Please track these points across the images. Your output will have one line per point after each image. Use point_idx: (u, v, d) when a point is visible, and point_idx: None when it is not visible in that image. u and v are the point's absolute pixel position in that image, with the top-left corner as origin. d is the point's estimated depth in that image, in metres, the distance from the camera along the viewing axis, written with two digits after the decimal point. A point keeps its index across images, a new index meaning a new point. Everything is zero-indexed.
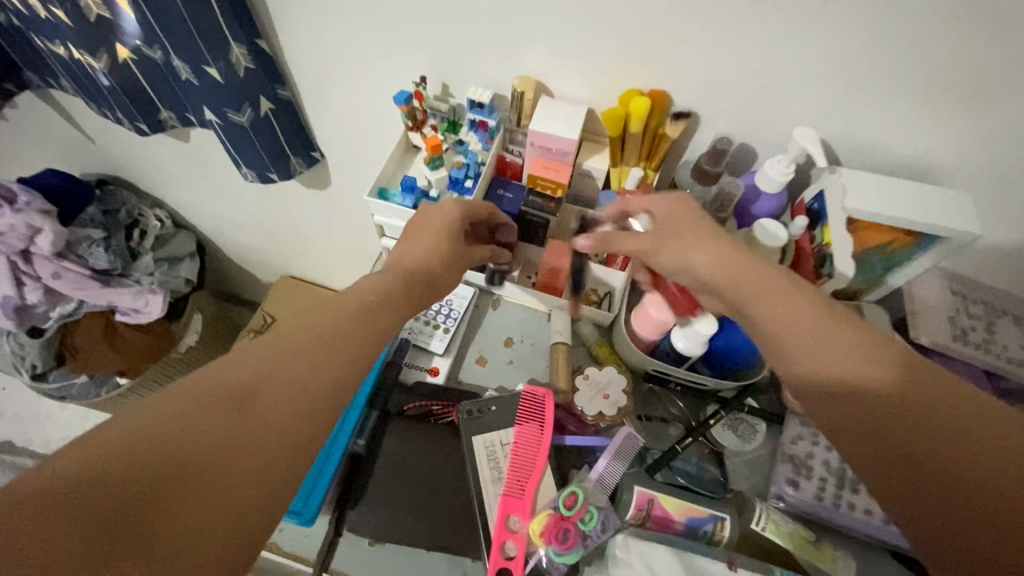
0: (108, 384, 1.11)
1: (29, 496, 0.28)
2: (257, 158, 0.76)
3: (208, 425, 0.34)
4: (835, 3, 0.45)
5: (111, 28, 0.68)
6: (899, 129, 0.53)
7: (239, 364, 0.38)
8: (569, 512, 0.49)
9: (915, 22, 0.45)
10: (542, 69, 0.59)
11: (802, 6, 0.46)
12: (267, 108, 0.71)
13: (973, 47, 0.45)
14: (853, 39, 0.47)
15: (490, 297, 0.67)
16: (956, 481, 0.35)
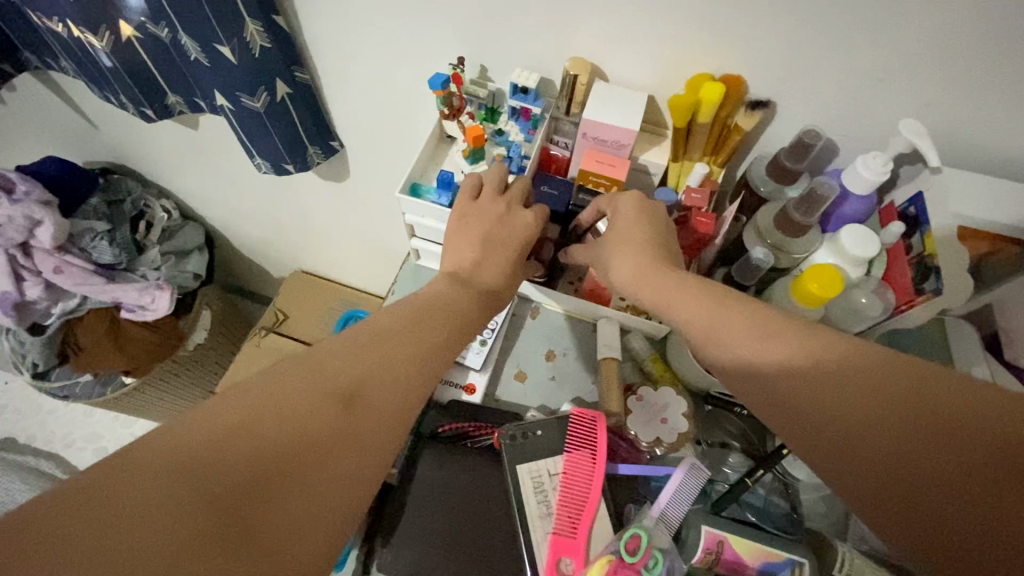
0: (112, 383, 1.05)
1: (109, 489, 0.25)
2: (272, 147, 0.70)
3: (315, 413, 0.32)
4: None
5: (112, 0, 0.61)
6: (1012, 125, 0.46)
7: (338, 357, 0.35)
8: (633, 558, 0.43)
9: None
10: (597, 50, 0.52)
11: None
12: (284, 92, 0.64)
13: None
14: (983, 16, 0.40)
15: (529, 305, 0.61)
16: (897, 453, 0.32)
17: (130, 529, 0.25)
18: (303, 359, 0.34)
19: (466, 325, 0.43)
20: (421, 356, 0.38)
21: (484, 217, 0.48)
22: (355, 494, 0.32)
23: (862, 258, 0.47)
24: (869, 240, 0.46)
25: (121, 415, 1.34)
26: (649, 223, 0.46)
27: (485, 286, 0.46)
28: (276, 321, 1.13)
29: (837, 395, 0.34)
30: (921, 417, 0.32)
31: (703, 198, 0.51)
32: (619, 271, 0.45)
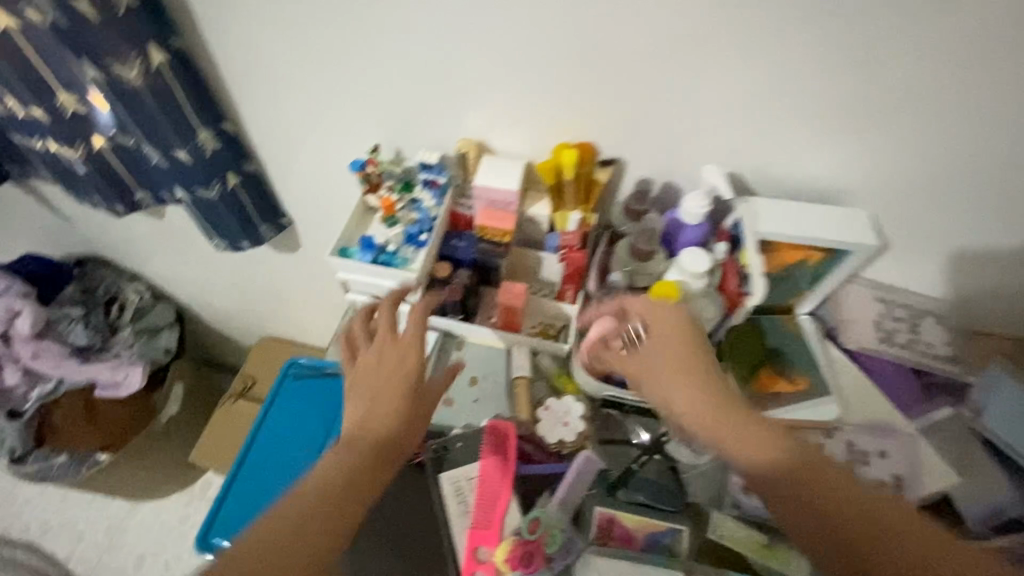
0: (88, 462, 1.09)
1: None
2: (229, 228, 0.82)
3: (301, 518, 0.42)
4: (712, 55, 0.54)
5: (88, 122, 0.74)
6: (791, 155, 0.62)
7: (334, 464, 0.46)
8: (532, 537, 0.52)
9: (776, 64, 0.54)
10: (482, 129, 0.67)
11: (685, 59, 0.55)
12: (235, 182, 0.76)
13: (827, 81, 0.55)
14: (736, 81, 0.56)
15: (454, 340, 0.71)
16: (882, 542, 0.41)
17: None
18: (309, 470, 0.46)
19: (382, 454, 0.47)
20: (386, 454, 0.47)
21: (366, 370, 0.51)
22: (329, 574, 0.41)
23: (700, 273, 0.59)
24: (701, 259, 0.58)
25: (97, 499, 1.37)
26: (683, 337, 0.51)
27: (377, 435, 0.48)
28: (246, 386, 1.22)
29: (836, 505, 0.43)
30: (885, 516, 0.42)
31: (574, 238, 0.66)
32: (681, 401, 0.49)
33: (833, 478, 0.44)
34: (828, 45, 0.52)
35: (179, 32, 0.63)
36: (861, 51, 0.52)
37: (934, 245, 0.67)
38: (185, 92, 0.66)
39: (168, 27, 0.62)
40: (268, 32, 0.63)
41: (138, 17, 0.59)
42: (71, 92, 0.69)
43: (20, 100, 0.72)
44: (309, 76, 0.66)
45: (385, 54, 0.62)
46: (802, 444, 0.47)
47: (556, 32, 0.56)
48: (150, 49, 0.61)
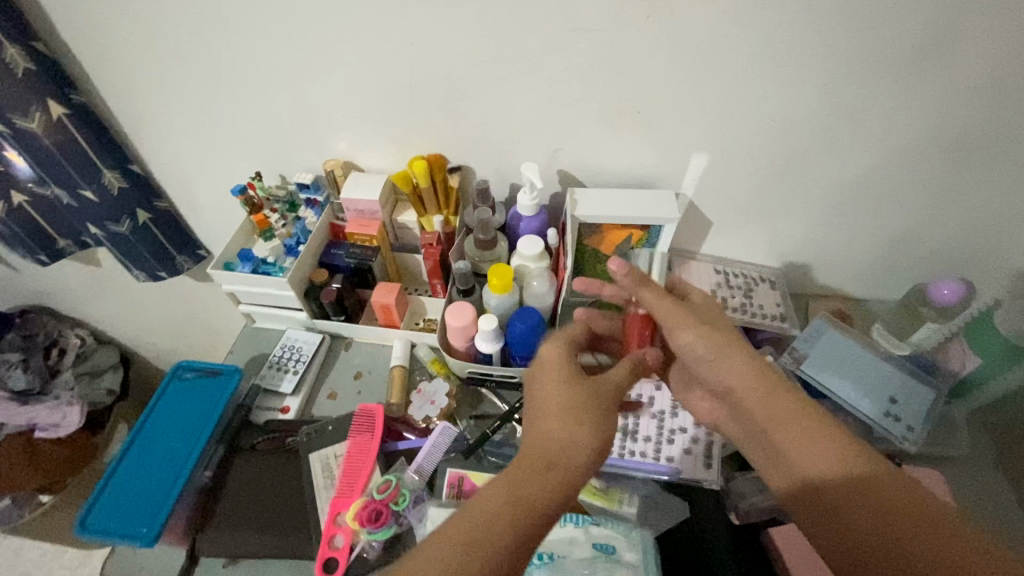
0: (30, 504, 1.14)
1: (462, 526, 0.38)
2: (143, 260, 0.89)
3: (579, 441, 0.43)
4: (512, 73, 0.65)
5: (6, 175, 0.82)
6: (607, 151, 0.71)
7: (573, 402, 0.46)
8: (381, 496, 0.57)
9: (567, 77, 0.64)
10: (349, 150, 0.76)
11: (492, 77, 0.65)
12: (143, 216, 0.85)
13: (612, 86, 0.64)
14: (543, 89, 0.66)
15: (341, 340, 0.78)
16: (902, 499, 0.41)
17: (472, 533, 0.37)
18: (567, 398, 0.46)
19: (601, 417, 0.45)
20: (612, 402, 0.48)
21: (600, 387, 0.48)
22: (529, 529, 0.39)
23: (535, 256, 0.67)
24: (535, 243, 0.67)
25: (50, 549, 1.40)
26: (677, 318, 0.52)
27: (561, 452, 0.43)
28: None
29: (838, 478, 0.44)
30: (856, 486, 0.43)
31: (432, 237, 0.73)
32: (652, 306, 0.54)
33: (818, 444, 0.45)
34: (601, 59, 0.62)
35: (76, 86, 0.72)
36: (633, 57, 0.61)
37: (754, 219, 0.76)
38: (88, 137, 0.74)
39: (66, 83, 0.71)
40: (149, 83, 0.72)
41: (37, 77, 0.67)
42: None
43: None
44: (193, 120, 0.76)
45: (252, 94, 0.71)
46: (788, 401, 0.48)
47: (387, 62, 0.66)
48: (50, 102, 0.69)
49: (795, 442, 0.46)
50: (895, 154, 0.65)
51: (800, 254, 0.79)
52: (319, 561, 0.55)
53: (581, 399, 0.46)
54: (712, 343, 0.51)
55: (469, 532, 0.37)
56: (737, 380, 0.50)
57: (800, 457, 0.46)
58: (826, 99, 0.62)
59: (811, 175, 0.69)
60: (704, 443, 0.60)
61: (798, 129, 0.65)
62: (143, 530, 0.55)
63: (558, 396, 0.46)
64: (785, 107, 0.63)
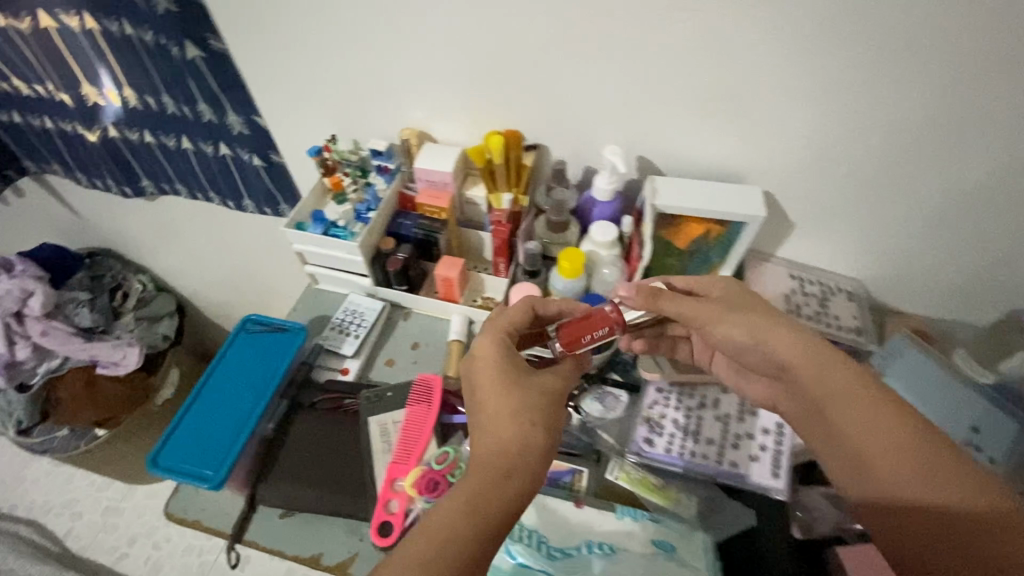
0: (87, 436, 1.19)
1: (424, 537, 0.37)
2: (259, 195, 0.96)
3: (508, 437, 0.43)
4: (603, 51, 0.62)
5: (107, 111, 0.88)
6: (692, 141, 0.69)
7: (500, 401, 0.46)
8: (438, 466, 0.58)
9: (661, 60, 0.62)
10: (425, 120, 0.76)
11: (582, 54, 0.63)
12: (225, 151, 0.89)
13: (707, 73, 0.62)
14: (636, 70, 0.63)
15: (400, 310, 0.79)
16: (955, 474, 0.43)
17: (428, 545, 0.37)
18: (491, 397, 0.46)
19: (526, 413, 0.45)
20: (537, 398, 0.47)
21: (529, 380, 0.48)
22: (477, 540, 0.38)
23: (607, 243, 0.65)
24: (609, 230, 0.65)
25: (98, 481, 1.47)
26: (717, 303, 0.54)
27: (501, 452, 0.43)
28: None
29: (898, 458, 0.45)
30: (920, 463, 0.44)
31: (502, 215, 0.72)
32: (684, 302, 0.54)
33: (873, 425, 0.46)
34: (701, 43, 0.59)
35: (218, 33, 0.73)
36: (734, 42, 0.58)
37: (837, 226, 0.72)
38: (212, 81, 0.78)
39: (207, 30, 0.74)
40: (236, 36, 0.72)
41: (171, 20, 0.72)
42: (91, 83, 0.84)
43: (57, 85, 0.87)
44: (273, 77, 0.76)
45: (337, 55, 0.71)
46: (843, 375, 0.48)
47: (478, 32, 0.64)
48: (167, 43, 0.75)
49: (857, 428, 0.46)
50: (1011, 170, 0.60)
51: (884, 266, 0.75)
52: (374, 523, 0.56)
53: (508, 396, 0.46)
54: (756, 329, 0.52)
55: (433, 543, 0.37)
56: (793, 359, 0.50)
57: (870, 447, 0.46)
58: (943, 105, 0.57)
59: (910, 184, 0.65)
60: (772, 452, 0.58)
61: (906, 133, 0.61)
62: (211, 472, 0.57)
63: (490, 395, 0.46)
64: (897, 110, 0.59)
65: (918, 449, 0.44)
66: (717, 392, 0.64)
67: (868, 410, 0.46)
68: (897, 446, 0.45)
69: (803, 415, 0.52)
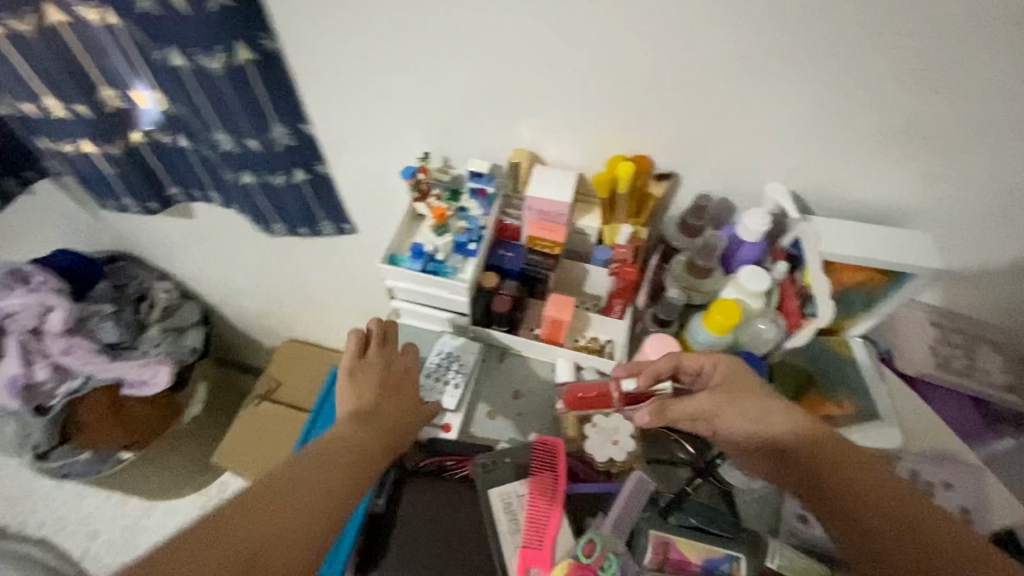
0: (111, 459, 1.08)
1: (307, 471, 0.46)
2: (293, 214, 0.82)
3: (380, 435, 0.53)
4: (780, 78, 0.53)
5: (129, 116, 0.73)
6: (853, 179, 0.60)
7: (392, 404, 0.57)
8: (589, 560, 0.51)
9: (848, 92, 0.53)
10: (536, 140, 0.65)
11: (750, 81, 0.54)
12: (252, 181, 0.74)
13: (900, 108, 0.53)
14: (817, 97, 0.54)
15: (496, 350, 0.70)
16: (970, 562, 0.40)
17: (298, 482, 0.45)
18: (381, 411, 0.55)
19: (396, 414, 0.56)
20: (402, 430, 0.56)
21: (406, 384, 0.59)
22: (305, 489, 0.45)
23: (761, 293, 0.57)
24: (765, 279, 0.57)
25: (113, 497, 1.37)
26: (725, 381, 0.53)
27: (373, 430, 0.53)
28: (269, 389, 1.18)
29: (909, 544, 0.42)
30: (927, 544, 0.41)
31: (628, 252, 0.63)
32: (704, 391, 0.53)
33: (874, 505, 0.44)
34: (905, 75, 0.50)
35: (270, 30, 0.61)
36: (945, 76, 0.50)
37: (997, 275, 0.65)
38: (260, 88, 0.64)
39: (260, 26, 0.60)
40: (323, 40, 0.61)
41: (231, 16, 0.56)
42: (113, 83, 0.68)
43: (63, 98, 0.67)
44: (359, 85, 0.65)
45: (444, 63, 0.60)
46: (839, 448, 0.47)
47: (629, 47, 0.54)
48: (197, 50, 0.58)
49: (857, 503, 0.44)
50: None
51: None
52: None
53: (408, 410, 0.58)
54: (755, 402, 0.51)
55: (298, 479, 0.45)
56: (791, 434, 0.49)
57: (873, 526, 0.43)
58: None
59: None
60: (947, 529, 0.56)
61: None
62: None
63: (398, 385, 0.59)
64: None
65: (925, 533, 0.42)
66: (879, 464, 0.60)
67: (868, 487, 0.45)
68: (905, 535, 0.42)
69: (807, 497, 0.48)
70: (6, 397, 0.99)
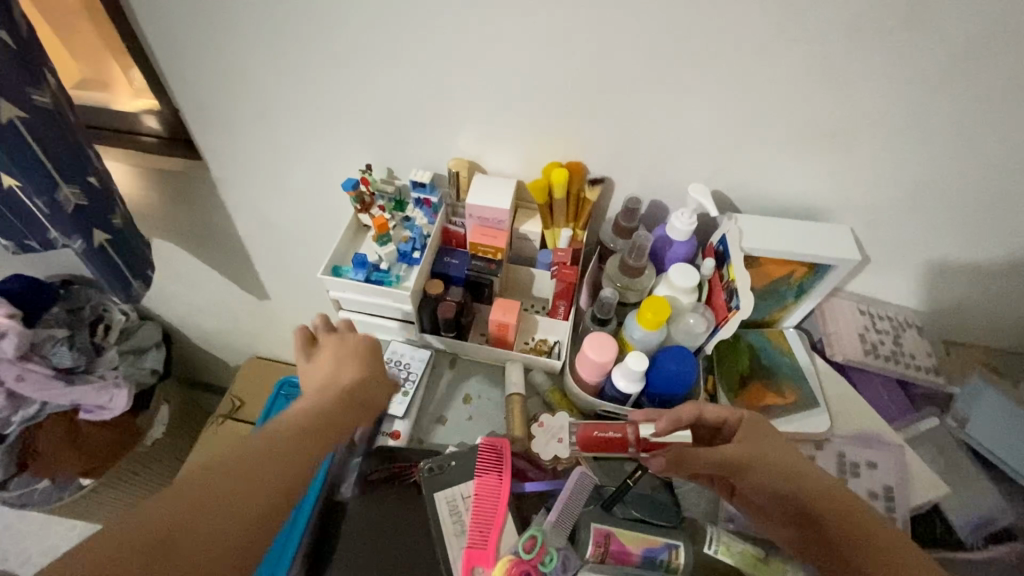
0: (69, 487, 1.07)
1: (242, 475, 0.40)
2: (133, 263, 0.80)
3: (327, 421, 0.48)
4: (694, 83, 0.56)
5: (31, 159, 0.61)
6: (774, 177, 0.63)
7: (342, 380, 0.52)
8: (529, 555, 0.52)
9: (758, 94, 0.56)
10: (474, 148, 0.67)
11: (668, 86, 0.57)
12: (104, 240, 0.73)
13: (806, 108, 0.56)
14: (732, 99, 0.57)
15: (446, 356, 0.71)
16: None
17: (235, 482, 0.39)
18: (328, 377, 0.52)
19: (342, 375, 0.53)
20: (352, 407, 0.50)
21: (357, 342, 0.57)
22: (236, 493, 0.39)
23: (688, 288, 0.60)
24: (692, 275, 0.59)
25: (74, 527, 1.33)
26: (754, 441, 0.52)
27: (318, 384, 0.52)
28: (233, 406, 1.17)
29: None
30: None
31: (566, 255, 0.65)
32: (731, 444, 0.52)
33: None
34: (806, 78, 0.54)
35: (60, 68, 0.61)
36: (842, 76, 0.53)
37: (916, 262, 0.68)
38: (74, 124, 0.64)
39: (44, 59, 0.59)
40: (259, 57, 0.62)
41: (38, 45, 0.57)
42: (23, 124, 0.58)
43: None
44: (297, 101, 0.66)
45: (376, 77, 0.61)
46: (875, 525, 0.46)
47: (551, 55, 0.56)
48: (30, 90, 0.57)
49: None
50: None
51: (960, 302, 0.71)
52: None
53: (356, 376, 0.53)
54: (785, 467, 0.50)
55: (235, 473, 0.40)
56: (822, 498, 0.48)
57: None
58: None
59: (1005, 223, 0.62)
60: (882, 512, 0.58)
61: (1008, 173, 0.57)
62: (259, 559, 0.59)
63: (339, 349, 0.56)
64: (1009, 147, 0.55)
65: None
66: (811, 449, 0.63)
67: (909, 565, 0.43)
68: None
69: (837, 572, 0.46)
70: None
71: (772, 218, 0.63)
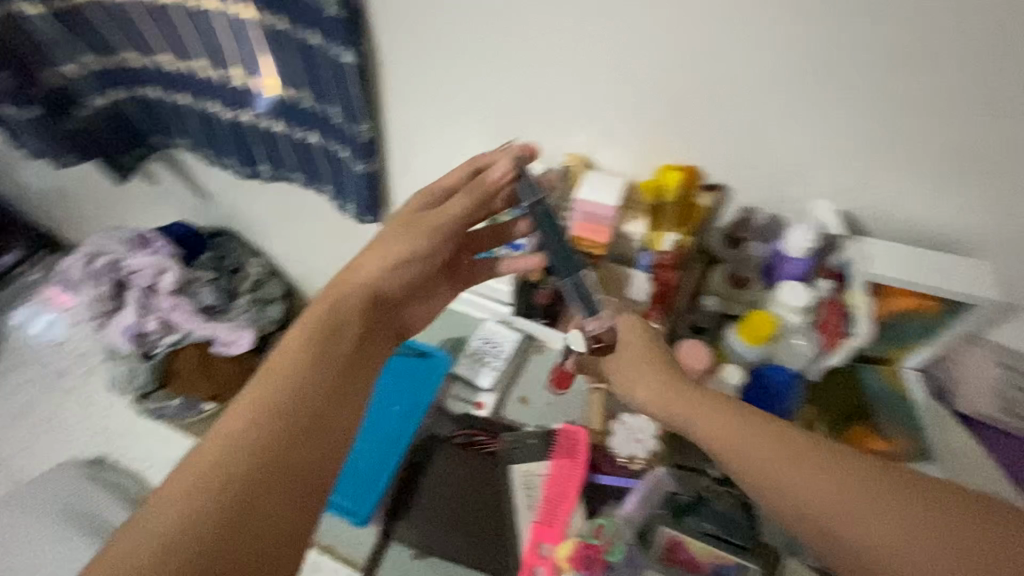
0: (195, 408, 1.21)
1: (285, 400, 0.45)
2: (363, 203, 0.87)
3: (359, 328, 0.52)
4: (825, 90, 0.54)
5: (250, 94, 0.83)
6: (910, 202, 0.59)
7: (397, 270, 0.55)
8: (596, 540, 0.53)
9: (899, 107, 0.53)
10: (589, 145, 0.70)
11: (797, 92, 0.55)
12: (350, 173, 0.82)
13: (955, 126, 0.52)
14: (869, 110, 0.54)
15: (534, 343, 0.73)
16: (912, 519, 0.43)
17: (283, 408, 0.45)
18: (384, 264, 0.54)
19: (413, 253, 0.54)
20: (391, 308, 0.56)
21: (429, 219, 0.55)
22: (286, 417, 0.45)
23: (799, 310, 0.58)
24: (803, 295, 0.57)
25: None
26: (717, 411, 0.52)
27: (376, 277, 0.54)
28: None
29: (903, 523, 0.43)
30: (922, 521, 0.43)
31: (670, 257, 0.64)
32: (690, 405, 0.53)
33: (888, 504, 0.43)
34: (958, 92, 0.50)
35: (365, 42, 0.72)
36: (1003, 92, 0.48)
37: None
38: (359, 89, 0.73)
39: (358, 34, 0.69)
40: (405, 41, 0.70)
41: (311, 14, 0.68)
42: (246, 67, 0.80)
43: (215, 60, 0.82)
44: (431, 86, 0.73)
45: (506, 68, 0.66)
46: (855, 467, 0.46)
47: (678, 53, 0.57)
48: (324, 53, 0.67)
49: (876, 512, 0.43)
50: None
51: None
52: None
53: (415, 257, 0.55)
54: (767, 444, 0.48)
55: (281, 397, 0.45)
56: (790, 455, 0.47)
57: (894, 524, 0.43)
58: None
59: None
60: None
61: None
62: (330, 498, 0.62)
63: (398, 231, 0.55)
64: None
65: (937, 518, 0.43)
66: None
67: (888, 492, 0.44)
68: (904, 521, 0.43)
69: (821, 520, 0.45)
70: (121, 340, 1.18)
71: (902, 246, 0.59)
